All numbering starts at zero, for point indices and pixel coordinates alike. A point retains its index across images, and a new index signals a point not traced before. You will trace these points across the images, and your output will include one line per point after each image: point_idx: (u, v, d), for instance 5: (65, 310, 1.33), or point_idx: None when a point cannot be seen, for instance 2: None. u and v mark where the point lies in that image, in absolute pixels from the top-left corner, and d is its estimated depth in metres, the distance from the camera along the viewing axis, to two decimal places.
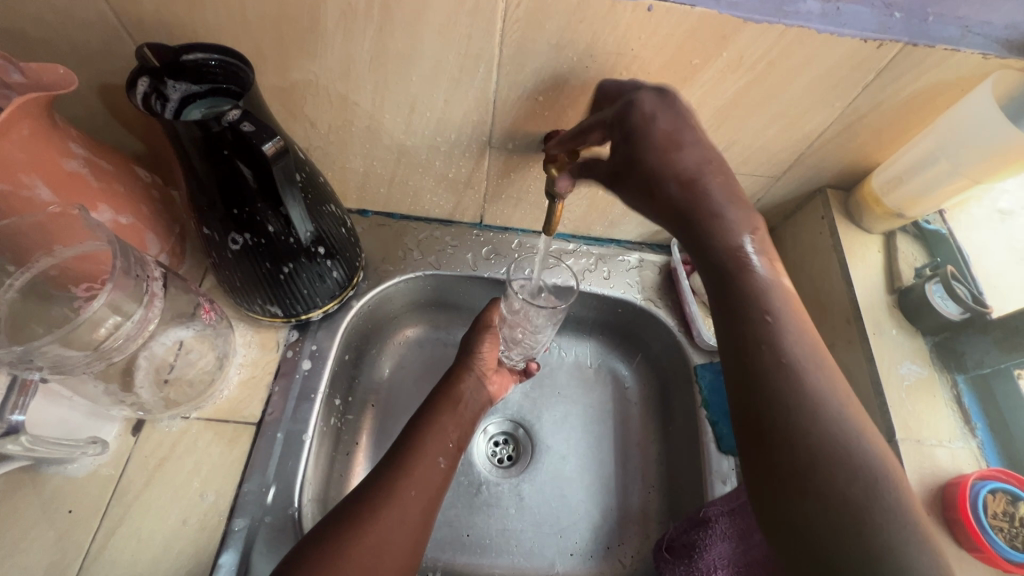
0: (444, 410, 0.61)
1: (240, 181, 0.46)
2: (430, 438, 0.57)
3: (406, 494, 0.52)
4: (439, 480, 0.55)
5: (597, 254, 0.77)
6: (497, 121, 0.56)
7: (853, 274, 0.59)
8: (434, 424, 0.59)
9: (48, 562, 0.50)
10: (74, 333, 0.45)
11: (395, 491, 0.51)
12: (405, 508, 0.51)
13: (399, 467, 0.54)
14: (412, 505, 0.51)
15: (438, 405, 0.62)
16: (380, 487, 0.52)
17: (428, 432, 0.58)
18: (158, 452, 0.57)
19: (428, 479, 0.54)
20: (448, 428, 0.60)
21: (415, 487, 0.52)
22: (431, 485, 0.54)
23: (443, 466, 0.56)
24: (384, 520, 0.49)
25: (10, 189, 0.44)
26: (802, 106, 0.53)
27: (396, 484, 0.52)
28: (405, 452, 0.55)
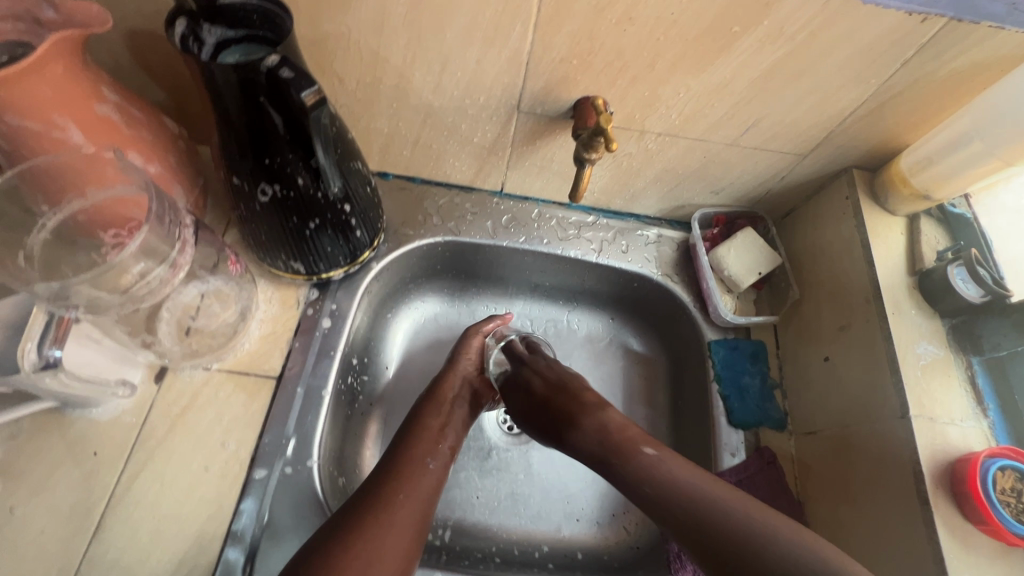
0: (429, 413, 0.61)
1: (271, 129, 0.45)
2: (417, 445, 0.57)
3: (394, 500, 0.49)
4: (432, 485, 0.53)
5: (616, 227, 0.76)
6: (528, 84, 0.56)
7: (875, 255, 0.59)
8: (423, 427, 0.59)
9: (76, 499, 0.52)
10: (102, 276, 0.44)
11: (386, 501, 0.49)
12: (396, 518, 0.48)
13: (387, 478, 0.52)
14: (406, 516, 0.49)
15: (423, 411, 0.61)
16: (371, 497, 0.49)
17: (413, 440, 0.57)
18: (180, 401, 0.57)
19: (419, 485, 0.52)
20: (435, 431, 0.59)
21: (404, 491, 0.51)
22: (423, 489, 0.52)
23: (431, 467, 0.55)
24: (374, 530, 0.46)
25: (42, 129, 0.44)
26: (838, 82, 0.52)
27: (385, 494, 0.50)
28: (394, 463, 0.54)
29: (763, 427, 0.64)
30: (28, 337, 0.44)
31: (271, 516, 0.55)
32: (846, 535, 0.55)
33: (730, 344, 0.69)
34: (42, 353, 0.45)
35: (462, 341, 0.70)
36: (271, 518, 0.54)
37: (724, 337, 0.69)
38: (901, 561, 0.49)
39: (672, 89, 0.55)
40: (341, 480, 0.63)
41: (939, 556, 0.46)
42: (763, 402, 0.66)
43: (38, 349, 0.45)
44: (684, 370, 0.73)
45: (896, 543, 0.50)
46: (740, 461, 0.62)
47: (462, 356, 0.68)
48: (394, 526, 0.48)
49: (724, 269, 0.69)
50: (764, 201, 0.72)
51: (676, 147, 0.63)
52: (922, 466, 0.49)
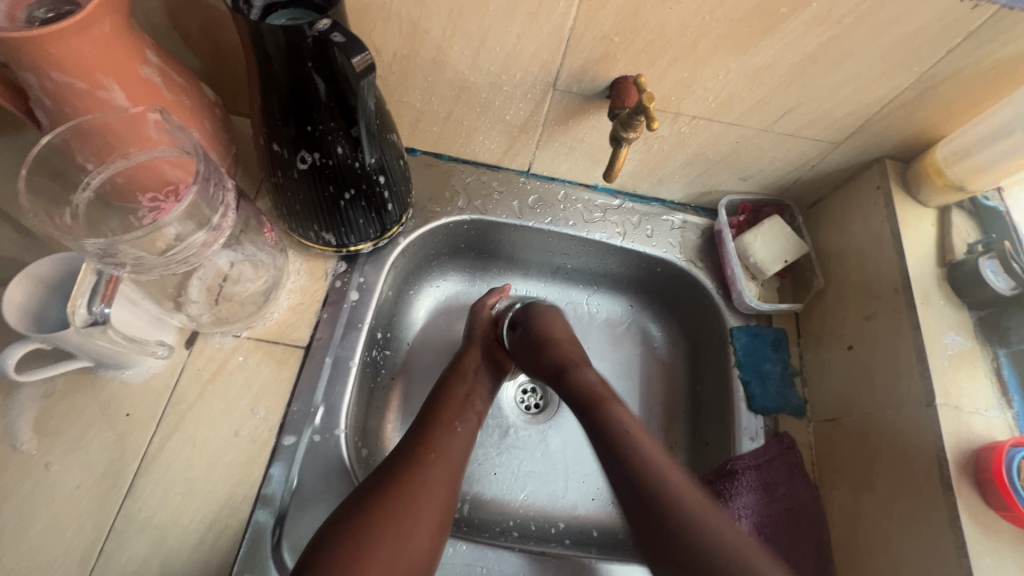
0: (453, 382, 0.63)
1: (315, 96, 0.46)
2: (447, 409, 0.59)
3: (427, 461, 0.52)
4: (462, 449, 0.56)
5: (641, 211, 0.76)
6: (566, 61, 0.55)
7: (905, 244, 0.59)
8: (449, 395, 0.61)
9: (109, 458, 0.53)
10: (149, 236, 0.44)
11: (419, 460, 0.52)
12: (428, 480, 0.51)
13: (419, 440, 0.54)
14: (440, 478, 0.52)
15: (448, 379, 0.63)
16: (404, 460, 0.52)
17: (441, 406, 0.59)
18: (210, 367, 0.58)
19: (451, 448, 0.55)
20: (462, 398, 0.61)
21: (435, 452, 0.53)
22: (454, 453, 0.55)
23: (460, 431, 0.57)
24: (408, 492, 0.49)
25: (86, 88, 0.44)
26: (879, 68, 0.52)
27: (418, 455, 0.53)
28: (425, 424, 0.56)
29: (783, 413, 0.65)
30: (78, 293, 0.46)
31: (300, 482, 0.55)
32: (865, 519, 0.55)
33: (752, 331, 0.69)
34: (91, 310, 0.46)
35: (472, 314, 0.71)
36: (300, 484, 0.55)
37: (746, 323, 0.70)
38: (921, 545, 0.50)
39: (713, 71, 0.54)
40: (365, 451, 0.63)
41: (960, 541, 0.47)
42: (784, 389, 0.66)
43: (87, 305, 0.46)
44: (704, 356, 0.74)
45: (915, 527, 0.51)
46: (760, 445, 0.63)
47: (477, 326, 0.70)
48: (429, 489, 0.50)
49: (750, 256, 0.70)
50: (792, 190, 0.72)
51: (709, 131, 0.63)
52: (947, 453, 0.50)
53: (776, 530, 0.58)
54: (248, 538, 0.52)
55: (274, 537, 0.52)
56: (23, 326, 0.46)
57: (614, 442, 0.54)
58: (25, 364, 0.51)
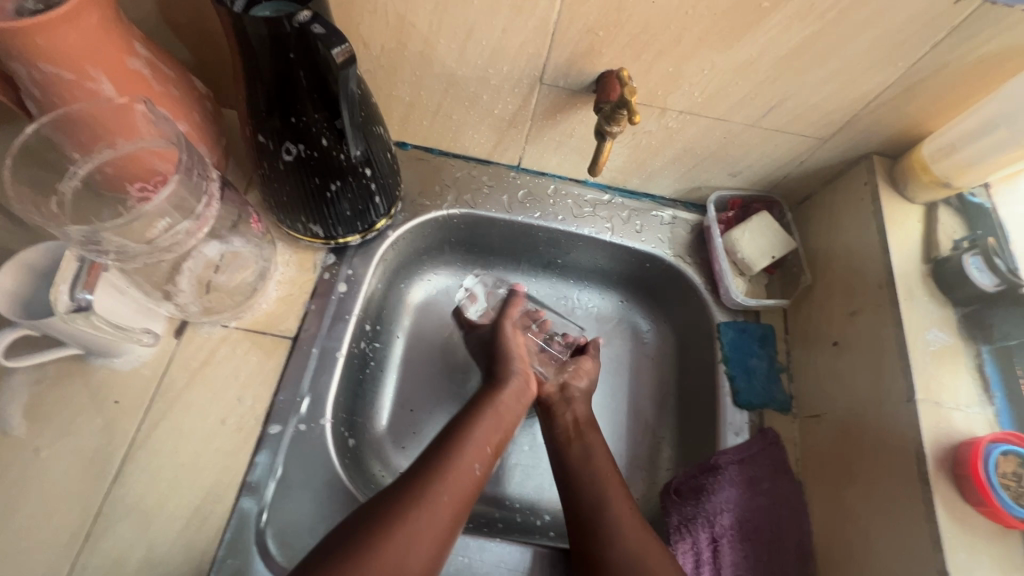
0: (484, 412, 0.59)
1: (298, 88, 0.46)
2: (467, 444, 0.55)
3: (437, 501, 0.50)
4: (472, 490, 0.53)
5: (631, 207, 0.76)
6: (552, 55, 0.56)
7: (890, 241, 0.59)
8: (474, 427, 0.57)
9: (97, 444, 0.53)
10: (131, 226, 0.46)
11: (428, 500, 0.49)
12: (430, 525, 0.48)
13: (430, 477, 0.51)
14: (446, 519, 0.49)
15: (479, 408, 0.59)
16: (412, 496, 0.49)
17: (461, 439, 0.56)
18: (199, 356, 0.59)
19: (462, 491, 0.52)
20: (488, 432, 0.57)
21: (446, 494, 0.50)
22: (466, 493, 0.52)
23: (477, 472, 0.54)
24: (408, 533, 0.47)
25: (74, 78, 0.44)
26: (865, 63, 0.52)
27: (428, 492, 0.50)
28: (444, 458, 0.53)
29: (768, 408, 0.65)
30: (61, 279, 0.47)
31: (285, 470, 0.56)
32: (843, 513, 0.56)
33: (740, 327, 0.69)
34: (73, 297, 0.47)
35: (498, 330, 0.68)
36: (285, 473, 0.56)
37: (734, 319, 0.70)
38: (897, 541, 0.50)
39: (698, 65, 0.54)
40: (351, 441, 0.64)
41: (936, 536, 0.47)
42: (769, 384, 0.66)
43: (69, 292, 0.47)
44: (692, 352, 0.74)
45: (893, 522, 0.51)
46: (744, 440, 0.63)
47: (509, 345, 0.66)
48: (429, 534, 0.48)
49: (738, 252, 0.70)
50: (781, 186, 0.72)
51: (696, 126, 0.63)
52: (926, 449, 0.50)
53: (757, 523, 0.59)
54: (232, 524, 0.53)
55: (257, 524, 0.53)
56: (12, 312, 0.47)
57: (597, 499, 0.57)
58: (15, 350, 0.52)
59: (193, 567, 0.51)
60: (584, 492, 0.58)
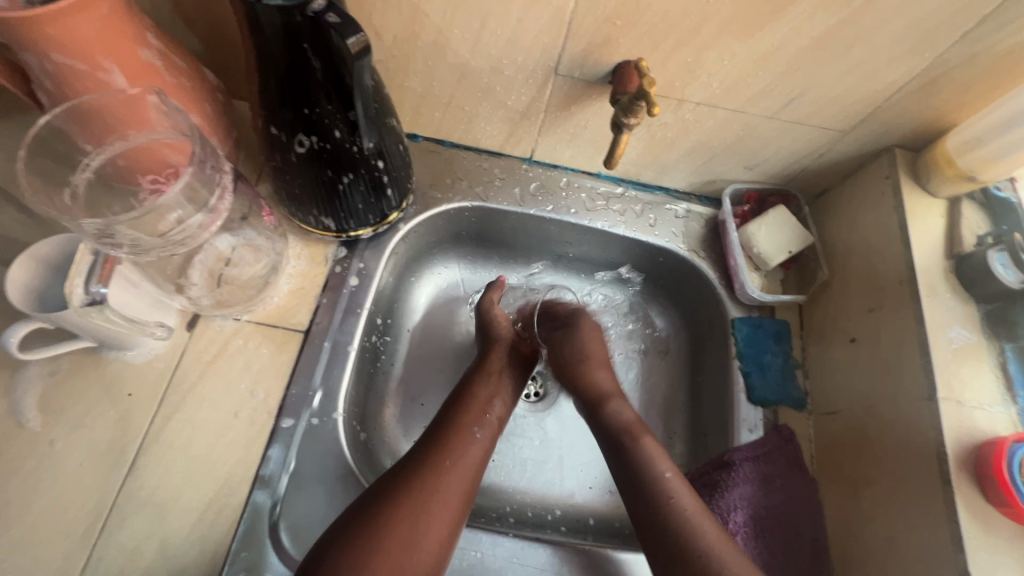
0: (478, 383, 0.62)
1: (311, 78, 0.45)
2: (465, 414, 0.58)
3: (443, 466, 0.52)
4: (478, 456, 0.55)
5: (645, 200, 0.75)
6: (568, 44, 0.54)
7: (912, 236, 0.58)
8: (470, 397, 0.60)
9: (111, 436, 0.54)
10: (145, 219, 0.45)
11: (434, 466, 0.52)
12: (439, 489, 0.51)
13: (434, 446, 0.54)
14: (455, 484, 0.51)
15: (472, 381, 0.62)
16: (419, 463, 0.52)
17: (460, 410, 0.58)
18: (211, 349, 0.59)
19: (467, 456, 0.54)
20: (483, 402, 0.60)
21: (450, 458, 0.53)
22: (472, 461, 0.54)
23: (477, 438, 0.56)
24: (421, 500, 0.49)
25: (87, 69, 0.44)
26: (891, 53, 0.51)
27: (434, 459, 0.52)
28: (445, 428, 0.56)
29: (783, 405, 0.64)
30: (76, 273, 0.47)
31: (297, 464, 0.56)
32: (862, 512, 0.55)
33: (754, 322, 0.68)
34: (88, 290, 0.47)
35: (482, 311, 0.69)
36: (297, 467, 0.56)
37: (748, 315, 0.69)
38: (917, 540, 0.49)
39: (718, 56, 0.53)
40: (363, 435, 0.64)
41: (957, 536, 0.46)
42: (784, 381, 0.65)
43: (85, 285, 0.47)
44: (705, 348, 0.73)
45: (911, 523, 0.50)
46: (758, 437, 0.62)
47: (494, 322, 0.68)
48: (441, 497, 0.50)
49: (753, 247, 0.69)
50: (798, 180, 0.71)
51: (714, 118, 0.61)
52: (947, 448, 0.49)
53: (771, 521, 0.58)
54: (245, 517, 0.53)
55: (271, 517, 0.53)
56: (26, 305, 0.47)
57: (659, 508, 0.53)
58: (28, 343, 0.52)
59: (207, 559, 0.51)
60: (645, 492, 0.54)
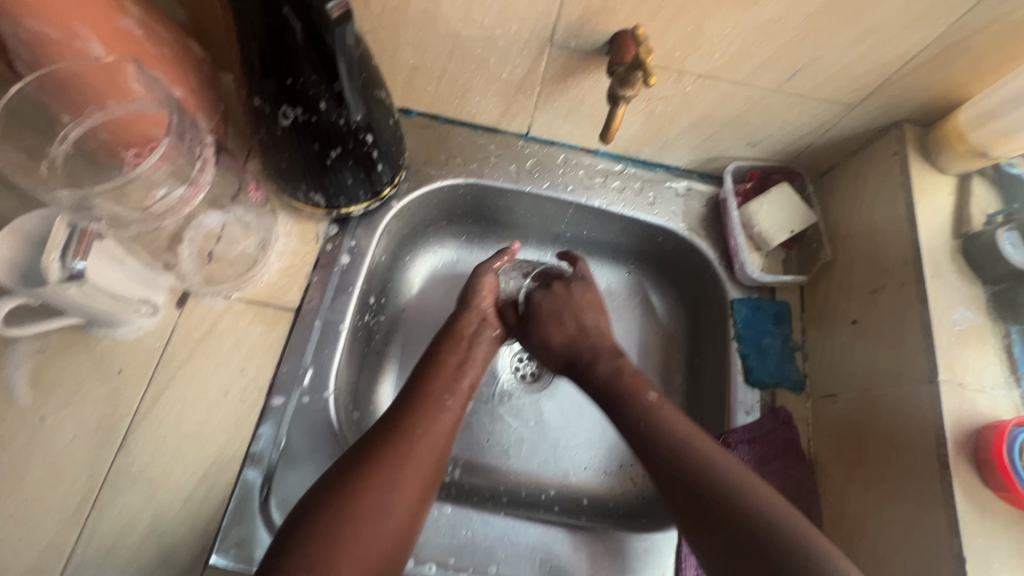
0: (447, 351, 0.61)
1: (293, 45, 0.44)
2: (436, 383, 0.57)
3: (413, 434, 0.51)
4: (449, 424, 0.55)
5: (644, 178, 0.73)
6: (564, 13, 0.52)
7: (919, 214, 0.56)
8: (439, 366, 0.59)
9: (102, 413, 0.54)
10: (125, 190, 0.46)
11: (403, 433, 0.51)
12: (411, 457, 0.50)
13: (405, 414, 0.53)
14: (424, 452, 0.51)
15: (442, 349, 0.61)
16: (388, 430, 0.51)
17: (429, 379, 0.57)
18: (201, 327, 0.58)
19: (437, 423, 0.53)
20: (453, 369, 0.59)
21: (420, 426, 0.52)
22: (443, 429, 0.53)
23: (449, 406, 0.56)
24: (391, 468, 0.48)
25: (61, 38, 0.42)
26: (903, 21, 0.48)
27: (402, 426, 0.52)
28: (414, 397, 0.55)
29: (781, 388, 0.63)
30: (53, 246, 0.45)
31: (288, 442, 0.56)
32: (861, 495, 0.54)
33: (754, 304, 0.67)
34: (66, 265, 0.45)
35: (475, 275, 0.68)
36: (288, 444, 0.56)
37: (748, 296, 0.68)
38: (913, 524, 0.48)
39: (719, 24, 0.51)
40: (355, 414, 0.64)
41: (953, 520, 0.46)
42: (783, 363, 0.64)
43: (62, 260, 0.45)
44: (704, 329, 0.72)
45: (906, 508, 0.49)
46: (754, 419, 0.61)
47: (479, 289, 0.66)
48: (412, 463, 0.50)
49: (755, 226, 0.67)
50: (803, 157, 0.69)
51: (716, 91, 0.59)
52: (946, 431, 0.48)
53: None
54: (236, 494, 0.53)
55: (261, 494, 0.53)
56: (12, 283, 0.46)
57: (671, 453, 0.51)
58: (14, 319, 0.51)
59: (197, 536, 0.51)
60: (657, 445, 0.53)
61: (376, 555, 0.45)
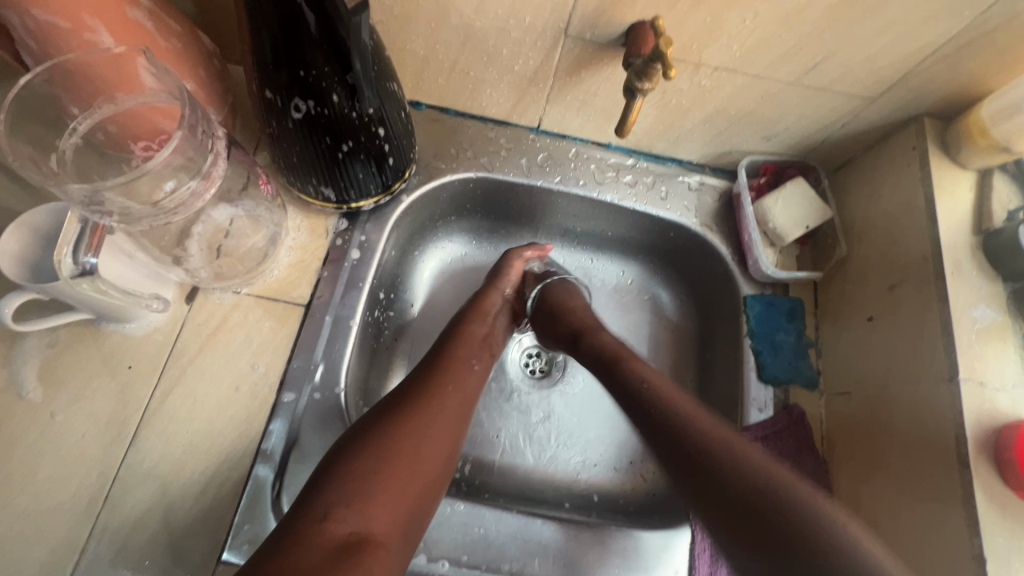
0: (474, 320, 0.63)
1: (305, 35, 0.43)
2: (462, 347, 0.59)
3: (444, 390, 0.53)
4: (476, 385, 0.57)
5: (656, 172, 0.72)
6: (579, 4, 0.51)
7: (939, 210, 0.55)
8: (466, 334, 0.61)
9: (112, 409, 0.53)
10: (134, 185, 0.44)
11: (435, 388, 0.53)
12: (443, 407, 0.52)
13: (433, 373, 0.55)
14: (455, 406, 0.53)
15: (467, 317, 0.63)
16: (421, 386, 0.53)
17: (457, 342, 0.60)
18: (211, 322, 0.58)
19: (466, 382, 0.55)
20: (479, 338, 0.61)
21: (451, 383, 0.54)
22: (470, 387, 0.56)
23: (475, 368, 0.58)
24: (425, 416, 0.50)
25: (71, 28, 0.42)
26: (930, 11, 0.47)
27: (434, 383, 0.53)
28: (442, 359, 0.57)
29: (794, 384, 0.63)
30: (64, 242, 0.45)
31: (299, 438, 0.56)
32: (878, 495, 0.53)
33: (767, 300, 0.66)
34: (77, 260, 0.46)
35: (504, 258, 0.70)
36: (300, 441, 0.55)
37: (761, 292, 0.67)
38: (929, 520, 0.48)
39: (739, 16, 0.50)
40: (366, 411, 0.63)
41: (973, 519, 0.45)
42: (797, 360, 0.64)
43: (73, 255, 0.46)
44: (715, 325, 0.71)
45: (925, 507, 0.49)
46: (768, 416, 0.61)
47: (506, 272, 0.68)
48: (444, 413, 0.51)
49: (769, 221, 0.66)
50: (818, 151, 0.68)
51: (732, 83, 0.58)
52: (966, 430, 0.47)
53: None
54: (248, 491, 0.52)
55: (273, 490, 0.53)
56: (21, 276, 0.46)
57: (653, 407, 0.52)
58: (25, 314, 0.51)
59: (209, 531, 0.51)
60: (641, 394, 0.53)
61: (410, 494, 0.46)
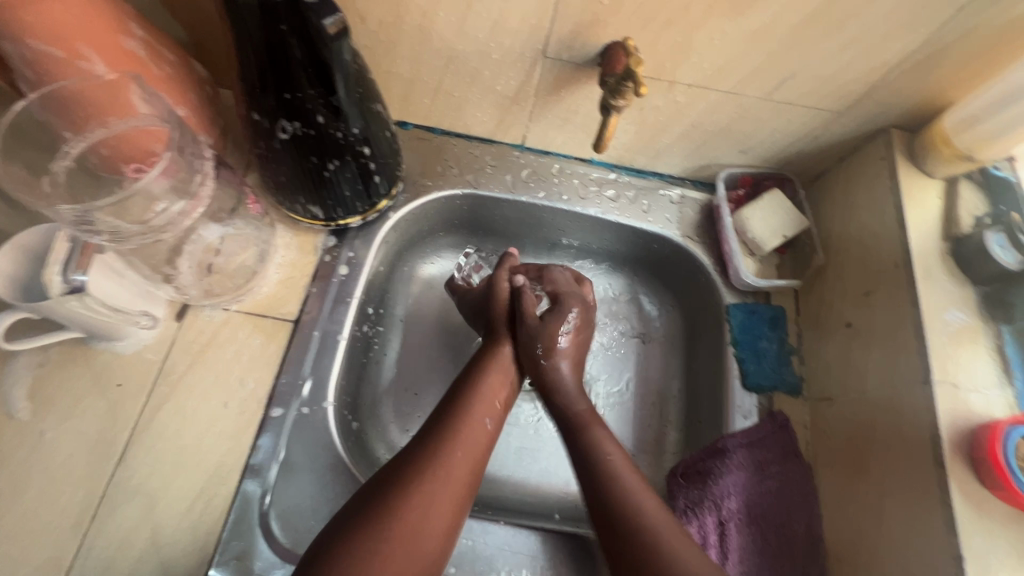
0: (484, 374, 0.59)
1: (290, 62, 0.45)
2: (473, 403, 0.56)
3: (450, 459, 0.50)
4: (485, 444, 0.54)
5: (638, 186, 0.74)
6: (555, 27, 0.53)
7: (908, 216, 0.57)
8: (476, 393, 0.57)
9: (101, 426, 0.54)
10: (125, 205, 0.46)
11: (436, 457, 0.50)
12: (450, 478, 0.49)
13: (439, 437, 0.52)
14: (460, 476, 0.50)
15: (478, 369, 0.60)
16: (424, 453, 0.50)
17: (465, 397, 0.56)
18: (201, 339, 0.59)
19: (474, 442, 0.53)
20: (492, 390, 0.58)
21: (461, 448, 0.52)
22: (477, 446, 0.53)
23: (488, 427, 0.55)
24: (426, 491, 0.47)
25: (65, 57, 0.44)
26: (886, 29, 0.50)
27: (436, 449, 0.50)
28: (449, 417, 0.54)
29: (778, 391, 0.64)
30: (54, 260, 0.47)
31: (287, 454, 0.56)
32: (862, 498, 0.54)
33: (749, 309, 0.67)
34: (67, 278, 0.47)
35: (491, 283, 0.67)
36: (287, 456, 0.56)
37: (743, 301, 0.68)
38: (913, 523, 0.49)
39: (707, 36, 0.52)
40: (354, 425, 0.64)
41: (951, 518, 0.46)
42: (780, 367, 0.65)
43: (63, 273, 0.47)
44: (701, 334, 0.72)
45: (903, 506, 0.50)
46: (753, 423, 0.61)
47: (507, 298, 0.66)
48: (448, 485, 0.49)
49: (748, 231, 0.68)
50: (793, 163, 0.70)
51: (705, 100, 0.60)
52: (942, 432, 0.48)
53: (763, 506, 0.58)
54: (236, 506, 0.53)
55: (261, 506, 0.53)
56: (12, 295, 0.47)
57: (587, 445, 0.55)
58: (17, 333, 0.52)
59: (196, 547, 0.51)
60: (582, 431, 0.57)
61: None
